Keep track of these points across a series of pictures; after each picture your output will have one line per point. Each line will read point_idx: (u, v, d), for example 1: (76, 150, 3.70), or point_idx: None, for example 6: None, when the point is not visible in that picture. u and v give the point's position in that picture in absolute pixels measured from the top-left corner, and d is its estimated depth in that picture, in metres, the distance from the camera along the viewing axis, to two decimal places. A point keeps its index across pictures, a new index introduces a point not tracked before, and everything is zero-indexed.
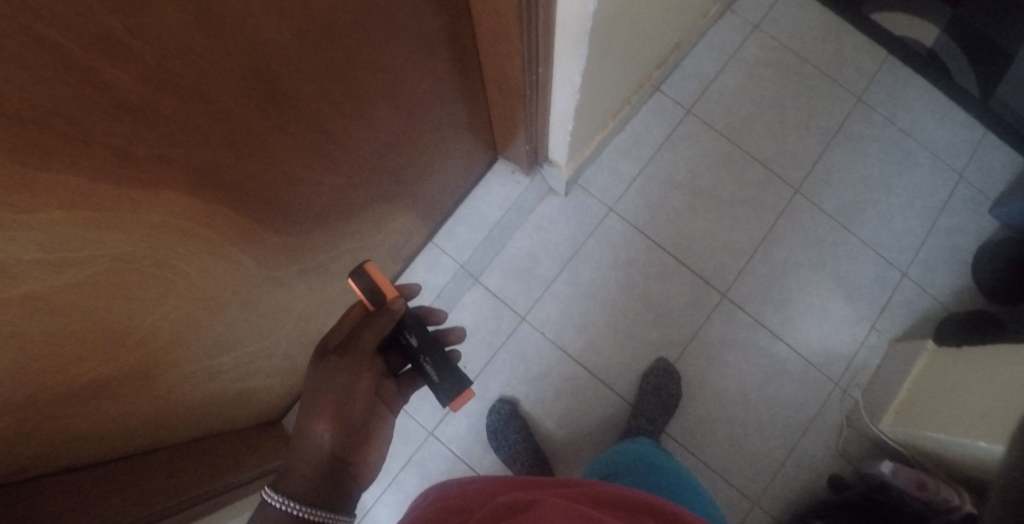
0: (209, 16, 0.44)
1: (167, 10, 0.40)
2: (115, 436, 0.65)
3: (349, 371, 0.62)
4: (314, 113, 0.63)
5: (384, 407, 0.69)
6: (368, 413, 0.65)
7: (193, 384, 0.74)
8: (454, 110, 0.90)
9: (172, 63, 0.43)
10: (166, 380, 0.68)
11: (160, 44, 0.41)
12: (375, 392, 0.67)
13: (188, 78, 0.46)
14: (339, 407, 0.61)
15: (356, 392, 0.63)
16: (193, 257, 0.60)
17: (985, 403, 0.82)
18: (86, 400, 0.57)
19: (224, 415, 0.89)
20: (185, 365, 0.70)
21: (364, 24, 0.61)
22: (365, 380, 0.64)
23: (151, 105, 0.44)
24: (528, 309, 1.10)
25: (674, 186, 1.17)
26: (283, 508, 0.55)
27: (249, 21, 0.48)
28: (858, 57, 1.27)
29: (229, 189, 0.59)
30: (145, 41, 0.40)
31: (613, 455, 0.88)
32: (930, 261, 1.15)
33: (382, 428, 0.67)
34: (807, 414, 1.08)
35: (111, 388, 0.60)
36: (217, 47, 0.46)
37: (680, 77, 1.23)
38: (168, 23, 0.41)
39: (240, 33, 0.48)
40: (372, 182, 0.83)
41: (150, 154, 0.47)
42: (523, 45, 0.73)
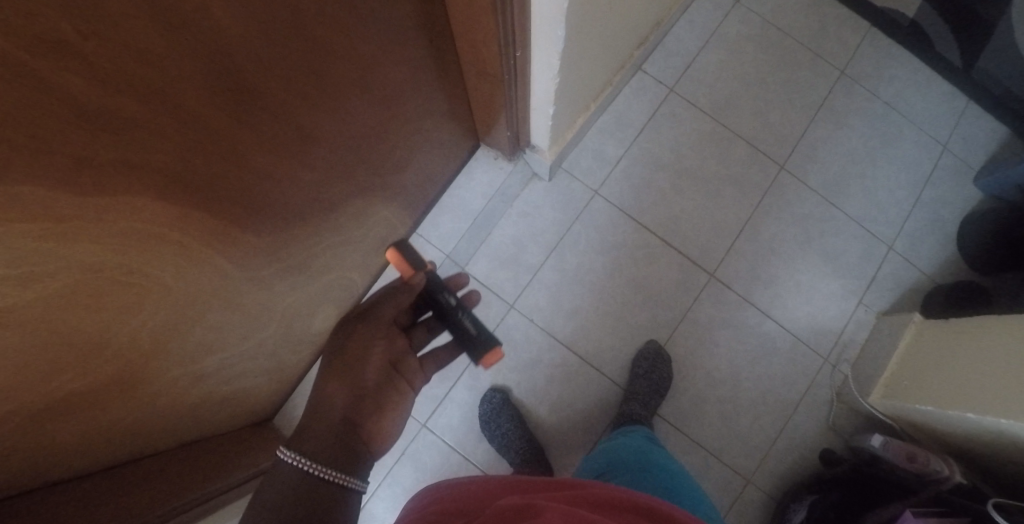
0: (165, 14, 0.42)
1: (118, 10, 0.38)
2: (102, 446, 0.64)
3: (364, 336, 0.71)
4: (287, 108, 0.61)
5: (401, 380, 0.74)
6: (383, 380, 0.70)
7: (179, 390, 0.72)
8: (432, 98, 0.88)
9: (130, 66, 0.41)
10: (151, 388, 0.66)
11: (115, 46, 0.39)
12: (393, 364, 0.73)
13: (149, 79, 0.44)
14: (351, 371, 0.68)
15: (369, 355, 0.70)
16: (169, 264, 0.58)
17: (973, 375, 0.83)
18: (67, 414, 0.55)
19: (215, 418, 0.88)
20: (170, 372, 0.68)
21: (332, 13, 0.58)
22: (379, 345, 0.72)
23: (112, 111, 0.42)
24: (516, 297, 1.09)
25: (659, 167, 1.16)
26: (296, 464, 0.56)
27: (210, 17, 0.46)
28: (840, 30, 1.25)
29: (202, 191, 0.57)
30: (97, 43, 0.38)
31: (609, 449, 0.85)
32: (916, 233, 1.16)
33: (398, 397, 0.71)
34: (797, 390, 1.09)
35: (94, 400, 0.58)
36: (178, 45, 0.45)
37: (662, 55, 1.21)
38: (121, 23, 0.39)
39: (201, 30, 0.46)
40: (350, 176, 0.81)
41: (115, 161, 0.45)
42: (499, 29, 0.70)
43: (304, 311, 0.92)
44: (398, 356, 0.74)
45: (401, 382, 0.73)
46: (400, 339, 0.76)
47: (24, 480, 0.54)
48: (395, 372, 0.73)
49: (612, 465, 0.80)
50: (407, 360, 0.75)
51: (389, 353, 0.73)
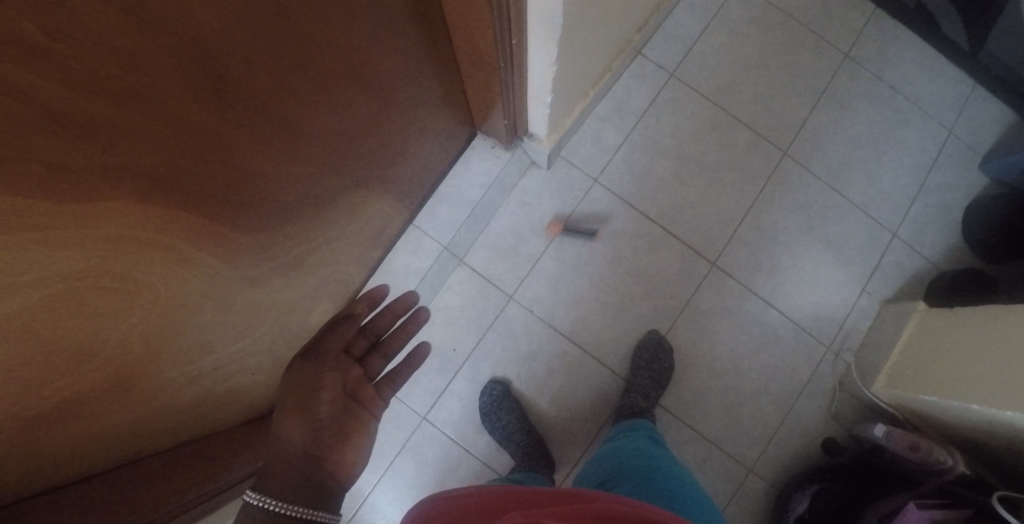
0: (137, 9, 0.40)
1: (86, 5, 0.36)
2: (115, 443, 0.62)
3: (313, 372, 0.72)
4: (274, 104, 0.59)
5: (361, 408, 0.74)
6: (340, 409, 0.71)
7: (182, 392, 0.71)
8: (426, 87, 0.85)
9: (103, 65, 0.39)
10: (154, 388, 0.65)
11: (84, 44, 0.37)
12: (348, 396, 0.74)
13: (124, 77, 0.42)
14: (305, 407, 0.68)
15: (320, 389, 0.70)
16: (156, 267, 0.56)
17: (979, 366, 0.81)
18: (70, 418, 0.53)
19: (230, 411, 0.87)
20: (170, 373, 0.67)
21: (318, 4, 0.56)
22: (330, 376, 0.73)
23: (85, 113, 0.40)
24: (515, 288, 1.08)
25: (660, 154, 1.14)
26: (261, 504, 0.56)
27: (186, 9, 0.44)
28: (844, 11, 1.22)
29: (186, 192, 0.55)
30: (65, 41, 0.36)
31: (610, 455, 0.84)
32: (920, 219, 1.14)
33: (359, 424, 0.72)
34: (800, 378, 1.08)
35: (97, 403, 0.56)
36: (151, 41, 0.42)
37: (662, 39, 1.18)
38: (88, 18, 0.37)
39: (176, 24, 0.44)
40: (342, 170, 0.79)
41: (92, 165, 0.43)
42: (494, 16, 0.68)
43: (300, 306, 0.90)
44: (354, 385, 0.76)
45: (360, 411, 0.73)
46: (353, 368, 0.77)
47: (29, 486, 0.52)
48: (353, 401, 0.74)
49: (613, 472, 0.79)
50: (363, 389, 0.76)
51: (343, 383, 0.74)
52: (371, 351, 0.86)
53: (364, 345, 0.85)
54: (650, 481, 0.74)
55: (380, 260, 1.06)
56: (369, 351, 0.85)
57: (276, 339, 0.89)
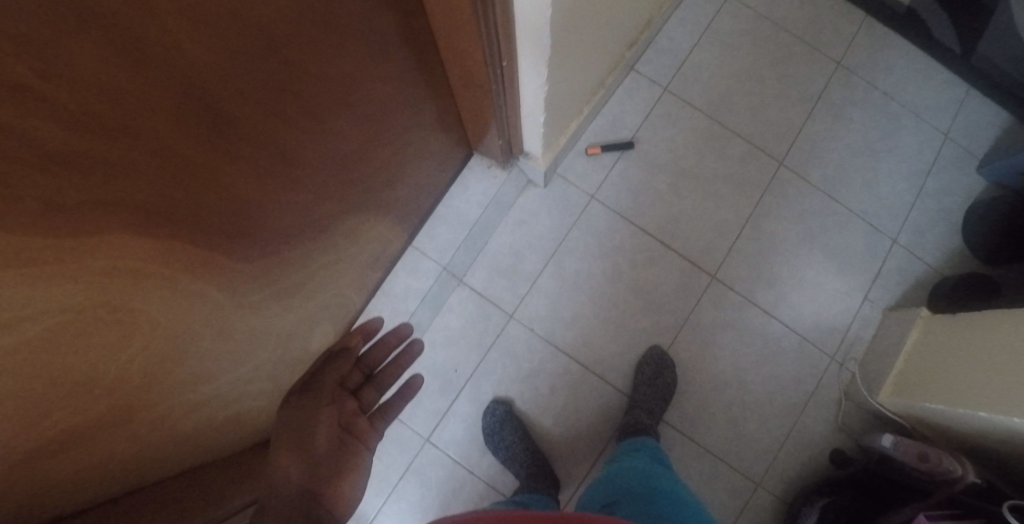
0: (127, 48, 0.41)
1: (76, 46, 0.37)
2: (127, 467, 0.62)
3: (311, 406, 0.73)
4: (266, 134, 0.60)
5: (354, 442, 0.76)
6: (335, 444, 0.73)
7: (187, 419, 0.71)
8: (420, 110, 0.86)
9: (95, 103, 0.40)
10: (158, 416, 0.65)
11: (76, 85, 0.38)
12: (343, 431, 0.76)
13: (117, 115, 0.42)
14: (301, 441, 0.69)
15: (317, 423, 0.73)
16: (153, 297, 0.56)
17: (984, 373, 0.81)
18: (75, 447, 0.53)
19: (239, 434, 0.87)
20: (174, 400, 0.67)
21: (306, 35, 0.57)
22: (328, 410, 0.75)
23: (77, 151, 0.41)
24: (515, 306, 1.07)
25: (656, 169, 1.14)
26: None
27: (174, 44, 0.44)
28: (834, 20, 1.23)
29: (180, 223, 0.55)
30: (58, 83, 0.37)
31: (617, 480, 0.82)
32: (921, 224, 1.13)
33: (353, 458, 0.73)
34: (805, 390, 1.07)
35: (102, 431, 0.56)
36: (143, 79, 0.43)
37: (655, 54, 1.19)
38: (79, 59, 0.38)
39: (166, 61, 0.45)
40: (338, 196, 0.80)
41: (86, 201, 0.43)
42: (482, 39, 0.69)
43: (299, 331, 0.91)
44: (349, 419, 0.79)
45: (354, 445, 0.75)
46: (348, 402, 0.81)
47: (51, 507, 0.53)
48: (348, 436, 0.76)
49: (621, 493, 0.78)
50: (358, 423, 0.79)
51: (338, 418, 0.77)
52: (365, 383, 0.88)
53: (358, 378, 0.88)
54: (655, 508, 0.71)
55: (380, 283, 1.06)
56: (363, 384, 0.88)
57: (277, 365, 0.89)
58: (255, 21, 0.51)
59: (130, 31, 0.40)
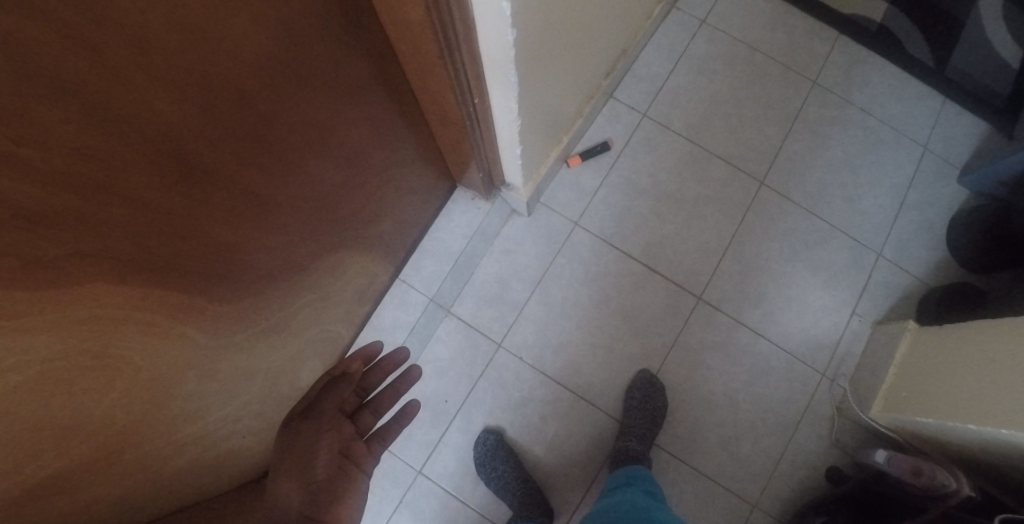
0: (97, 110, 0.43)
1: (49, 112, 0.39)
2: (130, 505, 0.63)
3: (311, 433, 0.75)
4: (242, 181, 0.62)
5: (354, 466, 0.76)
6: (336, 469, 0.73)
7: (180, 459, 0.72)
8: (399, 148, 0.89)
9: (68, 164, 0.42)
10: (150, 457, 0.66)
11: (49, 147, 0.40)
12: (342, 454, 0.76)
13: (90, 173, 0.45)
14: (302, 468, 0.70)
15: (317, 451, 0.73)
16: (135, 342, 0.58)
17: (972, 385, 0.80)
18: (67, 489, 0.54)
19: (243, 465, 0.87)
20: (163, 440, 0.68)
21: (277, 86, 0.60)
22: (328, 437, 0.76)
23: (52, 209, 0.43)
24: (503, 335, 1.08)
25: (638, 193, 1.15)
26: None
27: (145, 103, 0.47)
28: (808, 40, 1.25)
29: (158, 269, 0.57)
30: (33, 147, 0.39)
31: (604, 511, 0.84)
32: (904, 237, 1.14)
33: (354, 481, 0.73)
34: (797, 408, 1.06)
35: (93, 472, 0.57)
36: (114, 137, 0.45)
37: (633, 81, 1.22)
38: (53, 123, 0.40)
39: (137, 119, 0.47)
40: (320, 234, 0.82)
41: (63, 255, 0.45)
42: (451, 78, 0.72)
43: (287, 367, 0.92)
44: (348, 443, 0.78)
45: (354, 468, 0.75)
46: (347, 426, 0.80)
47: None
48: (348, 459, 0.76)
49: None
50: (356, 446, 0.78)
51: (337, 442, 0.76)
52: (362, 407, 0.88)
53: (355, 401, 0.87)
54: None
55: (367, 317, 1.08)
56: (360, 407, 0.87)
57: (265, 403, 0.90)
58: (225, 77, 0.53)
59: (100, 94, 0.43)
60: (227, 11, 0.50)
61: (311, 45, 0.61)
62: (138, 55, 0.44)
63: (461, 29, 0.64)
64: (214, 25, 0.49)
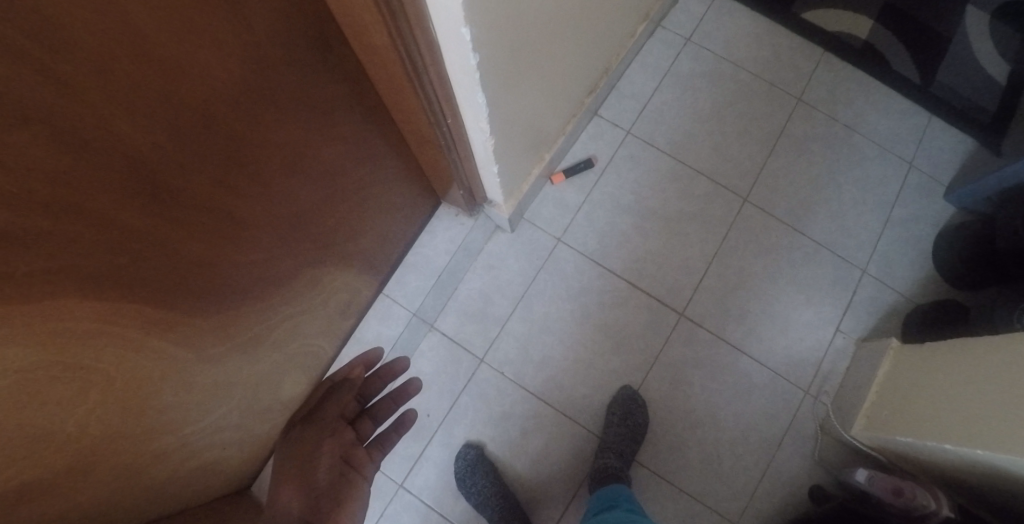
0: (69, 137, 0.45)
1: (23, 142, 0.42)
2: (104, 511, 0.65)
3: (312, 438, 0.81)
4: (215, 200, 0.64)
5: (354, 472, 0.80)
6: (336, 473, 0.77)
7: (155, 468, 0.74)
8: (377, 165, 0.91)
9: (36, 188, 0.44)
10: (123, 465, 0.67)
11: (22, 173, 0.42)
12: (343, 459, 0.80)
13: (58, 196, 0.47)
14: (303, 473, 0.74)
15: (318, 455, 0.78)
16: (107, 354, 0.60)
17: (951, 405, 0.80)
18: (40, 496, 0.56)
19: (207, 482, 0.89)
20: (139, 448, 0.70)
21: (246, 108, 0.62)
22: (329, 443, 0.81)
23: (26, 229, 0.45)
24: (485, 350, 1.09)
25: (621, 210, 1.16)
26: None
27: (115, 129, 0.49)
28: (793, 57, 1.26)
29: (129, 284, 0.59)
30: (8, 175, 0.41)
31: None
32: (889, 254, 1.13)
33: (354, 486, 0.77)
34: (780, 426, 1.06)
35: (65, 480, 0.59)
36: (83, 160, 0.47)
37: (617, 99, 1.24)
38: (27, 152, 0.42)
39: (109, 144, 0.49)
40: (297, 250, 0.84)
41: (35, 270, 0.47)
42: (421, 100, 0.74)
43: (270, 379, 0.94)
44: (348, 449, 0.82)
45: (355, 474, 0.79)
46: (348, 431, 0.85)
47: None
48: (348, 465, 0.80)
49: None
50: (356, 452, 0.83)
51: (338, 448, 0.81)
52: (360, 415, 0.93)
53: (354, 409, 0.92)
54: None
55: (351, 330, 1.10)
56: (359, 415, 0.92)
57: (245, 415, 0.92)
58: (195, 101, 0.55)
59: (68, 122, 0.44)
60: (194, 40, 0.52)
61: (280, 69, 0.63)
62: (109, 85, 0.46)
63: (426, 51, 0.66)
64: (181, 55, 0.51)
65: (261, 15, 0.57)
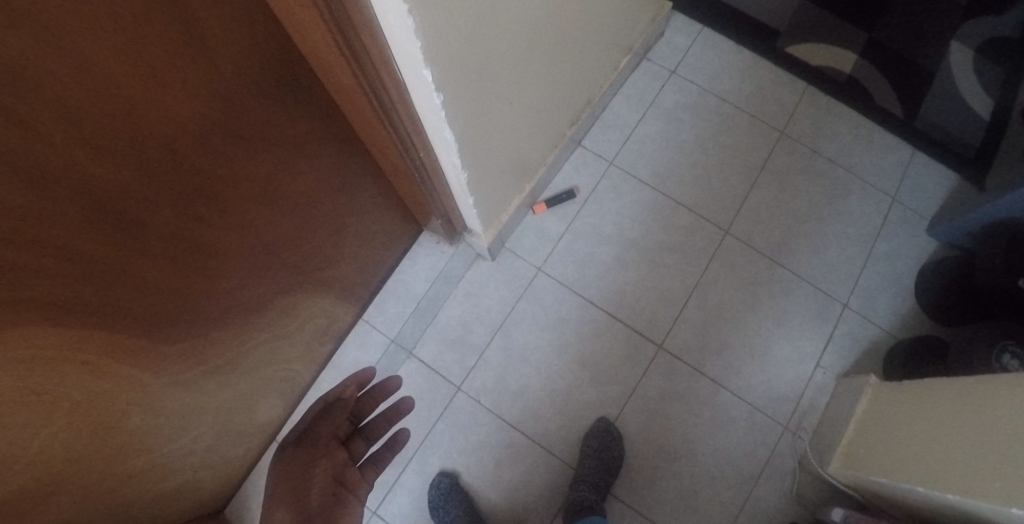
0: (41, 178, 0.47)
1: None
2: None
3: (304, 461, 0.79)
4: (184, 231, 0.66)
5: (348, 494, 0.80)
6: (330, 497, 0.78)
7: (116, 488, 0.75)
8: (352, 195, 0.93)
9: (8, 226, 0.46)
10: (81, 485, 0.68)
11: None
12: (336, 481, 0.81)
13: (28, 234, 0.48)
14: (297, 498, 0.76)
15: (311, 481, 0.78)
16: (73, 379, 0.61)
17: (925, 446, 0.78)
18: None
19: (173, 505, 0.90)
20: (100, 469, 0.71)
21: (215, 145, 0.63)
22: (321, 466, 0.80)
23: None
24: (463, 378, 1.10)
25: (603, 241, 1.17)
26: None
27: (85, 168, 0.50)
28: (777, 90, 1.27)
29: (96, 313, 0.60)
30: None
31: None
32: (871, 289, 1.13)
33: (348, 508, 0.77)
34: (757, 462, 1.05)
35: (20, 500, 0.60)
36: (54, 200, 0.49)
37: (601, 130, 1.25)
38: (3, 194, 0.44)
39: (80, 183, 0.51)
40: (268, 279, 0.85)
41: (4, 303, 0.48)
42: (391, 135, 0.76)
43: (243, 403, 0.95)
44: (342, 470, 0.82)
45: (350, 495, 0.80)
46: (341, 452, 0.83)
47: None
48: (342, 487, 0.80)
49: None
50: (350, 473, 0.83)
51: (331, 470, 0.81)
52: (354, 433, 0.91)
53: (348, 427, 0.90)
54: None
55: (329, 355, 1.11)
56: (352, 433, 0.91)
57: (217, 438, 0.93)
58: (165, 140, 0.57)
59: (41, 165, 0.46)
60: (166, 83, 0.54)
61: (248, 105, 0.65)
62: (82, 127, 0.48)
63: (393, 91, 0.68)
64: (152, 98, 0.53)
65: (230, 58, 0.59)
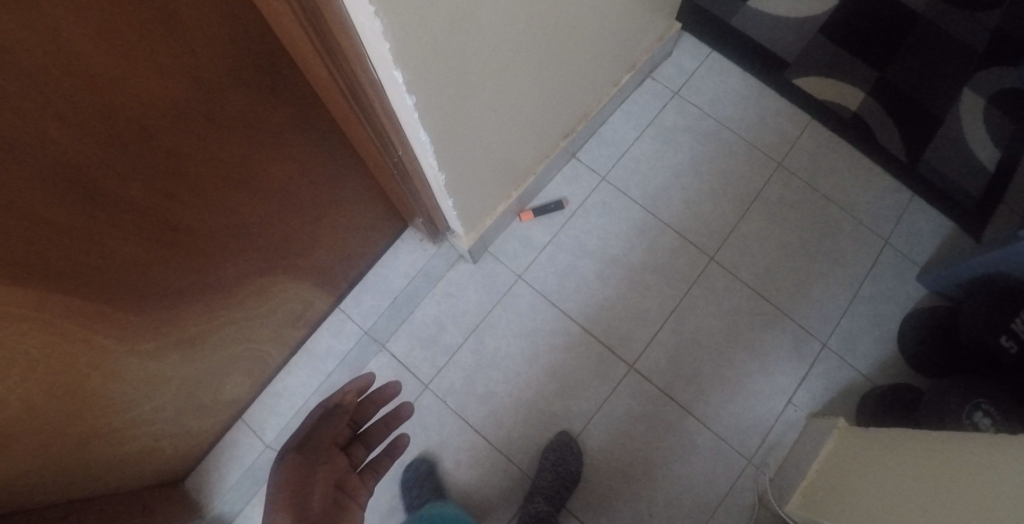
0: (18, 150, 0.48)
1: None
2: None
3: (308, 464, 0.75)
4: (156, 207, 0.67)
5: (349, 499, 0.76)
6: (332, 502, 0.73)
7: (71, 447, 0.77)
8: (331, 186, 0.94)
9: None
10: (34, 440, 0.70)
11: None
12: (337, 487, 0.76)
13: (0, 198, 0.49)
14: (299, 500, 0.71)
15: (313, 485, 0.73)
16: (32, 337, 0.62)
17: (879, 496, 0.76)
18: None
19: (128, 469, 0.92)
20: (57, 426, 0.72)
21: (197, 128, 0.65)
22: (323, 471, 0.76)
23: None
24: (431, 377, 1.11)
25: (586, 255, 1.17)
26: None
27: (64, 142, 0.52)
28: (779, 121, 1.26)
29: (60, 277, 0.61)
30: None
31: None
32: (853, 331, 1.11)
33: (350, 514, 0.73)
34: (716, 493, 1.03)
35: None
36: (30, 170, 0.50)
37: (597, 144, 1.25)
38: None
39: (57, 156, 0.52)
40: (240, 259, 0.86)
41: None
42: (369, 130, 0.78)
43: (210, 378, 0.97)
44: (343, 476, 0.78)
45: (350, 500, 0.76)
46: (341, 458, 0.80)
47: None
48: (343, 493, 0.76)
49: None
50: (351, 479, 0.79)
51: (332, 476, 0.76)
52: (354, 440, 0.88)
53: (347, 433, 0.87)
54: None
55: (303, 339, 1.14)
56: (352, 439, 0.88)
57: (180, 409, 0.95)
58: (147, 121, 0.58)
59: (20, 136, 0.48)
60: (155, 68, 0.55)
61: (232, 93, 0.66)
62: (64, 103, 0.49)
63: (370, 89, 0.69)
64: (139, 81, 0.55)
65: (219, 48, 0.61)
